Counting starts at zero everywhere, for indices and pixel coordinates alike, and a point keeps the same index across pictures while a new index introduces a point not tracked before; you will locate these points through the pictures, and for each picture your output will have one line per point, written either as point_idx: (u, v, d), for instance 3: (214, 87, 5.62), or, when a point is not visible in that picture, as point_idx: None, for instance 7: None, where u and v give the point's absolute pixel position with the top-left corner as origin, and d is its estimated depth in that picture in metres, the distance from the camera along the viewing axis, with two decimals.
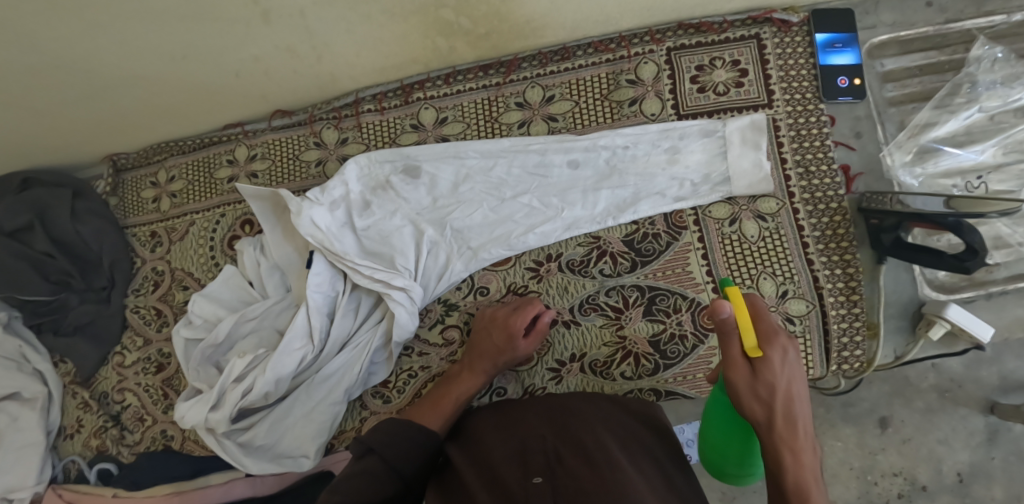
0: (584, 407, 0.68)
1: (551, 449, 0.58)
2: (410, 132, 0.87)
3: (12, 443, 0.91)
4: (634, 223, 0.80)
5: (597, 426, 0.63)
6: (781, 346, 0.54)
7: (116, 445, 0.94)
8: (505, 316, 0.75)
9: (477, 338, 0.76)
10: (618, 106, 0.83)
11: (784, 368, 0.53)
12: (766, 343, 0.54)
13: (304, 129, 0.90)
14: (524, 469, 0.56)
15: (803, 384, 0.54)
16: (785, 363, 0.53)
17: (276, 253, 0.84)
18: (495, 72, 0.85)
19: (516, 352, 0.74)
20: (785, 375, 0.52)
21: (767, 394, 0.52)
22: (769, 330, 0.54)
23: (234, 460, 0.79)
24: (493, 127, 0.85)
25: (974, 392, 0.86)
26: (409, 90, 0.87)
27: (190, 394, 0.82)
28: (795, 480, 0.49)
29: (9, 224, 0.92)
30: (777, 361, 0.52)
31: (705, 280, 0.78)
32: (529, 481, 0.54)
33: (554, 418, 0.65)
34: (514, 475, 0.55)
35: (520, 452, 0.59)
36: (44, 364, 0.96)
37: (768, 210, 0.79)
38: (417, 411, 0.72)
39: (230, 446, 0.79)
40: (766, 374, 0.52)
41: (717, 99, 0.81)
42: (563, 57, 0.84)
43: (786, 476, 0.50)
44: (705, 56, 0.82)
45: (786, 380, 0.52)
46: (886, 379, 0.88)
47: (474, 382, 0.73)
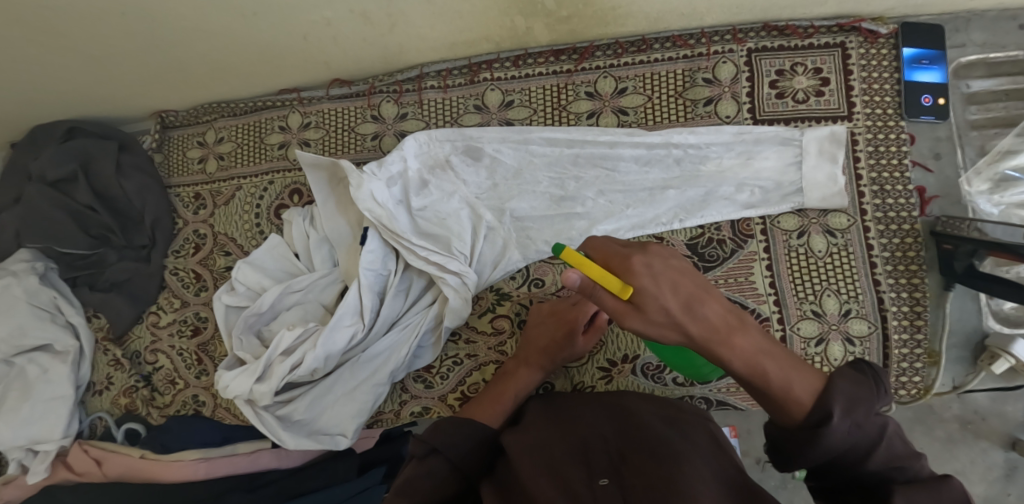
0: (641, 409, 0.66)
1: (613, 449, 0.57)
2: (473, 113, 0.84)
3: (40, 395, 0.91)
4: (699, 227, 0.78)
5: (658, 426, 0.61)
6: (642, 267, 0.44)
7: (146, 406, 0.93)
8: (565, 311, 0.74)
9: (533, 333, 0.75)
10: (692, 104, 0.80)
11: (661, 283, 0.44)
12: (627, 273, 0.44)
13: (362, 101, 0.88)
14: (588, 468, 0.54)
15: (681, 273, 0.45)
16: (657, 277, 0.44)
17: (328, 225, 0.82)
18: (567, 58, 0.82)
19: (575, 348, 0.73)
20: (664, 287, 0.43)
21: (666, 321, 0.43)
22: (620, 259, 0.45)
23: (271, 432, 0.77)
24: (561, 115, 0.82)
25: (997, 425, 0.85)
26: (476, 69, 0.84)
27: (231, 363, 0.81)
28: (745, 367, 0.43)
29: (53, 172, 0.91)
30: (648, 282, 0.43)
31: (767, 292, 0.76)
32: (595, 483, 0.52)
33: (613, 418, 0.64)
34: (579, 474, 0.53)
35: (581, 449, 0.57)
36: (77, 317, 0.95)
37: (838, 225, 0.77)
38: (472, 405, 0.70)
39: (269, 418, 0.77)
40: (650, 305, 0.43)
41: (796, 107, 0.79)
42: (640, 49, 0.81)
43: (742, 366, 0.43)
44: (787, 61, 0.80)
45: (668, 291, 0.43)
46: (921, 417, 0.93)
47: (533, 375, 0.72)
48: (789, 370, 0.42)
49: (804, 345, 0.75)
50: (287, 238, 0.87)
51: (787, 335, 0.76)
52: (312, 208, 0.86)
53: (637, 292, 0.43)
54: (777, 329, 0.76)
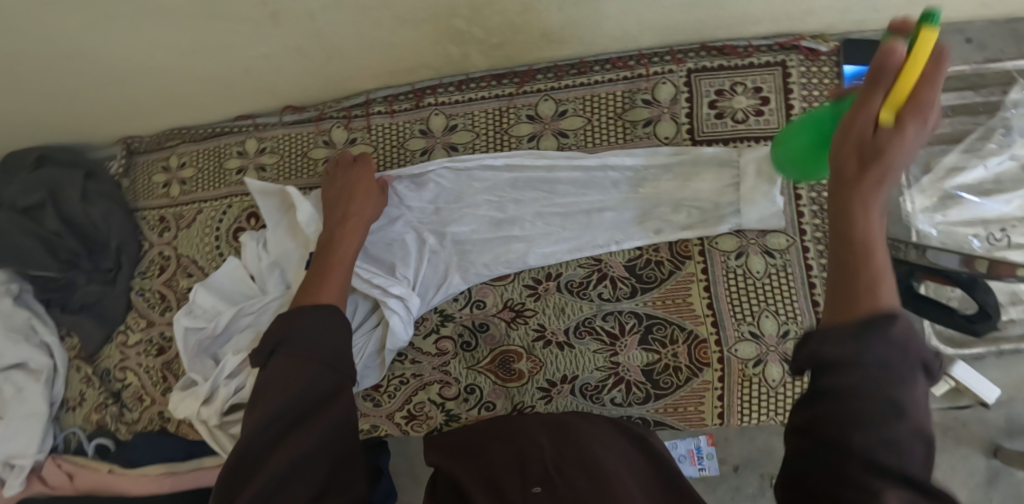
0: (589, 430, 0.67)
1: (550, 461, 0.58)
2: (418, 138, 0.85)
3: (16, 412, 0.96)
4: (637, 249, 0.79)
5: (605, 444, 0.63)
6: (928, 113, 0.37)
7: (115, 422, 0.97)
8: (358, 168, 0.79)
9: (337, 191, 0.78)
10: (631, 126, 0.81)
11: (911, 148, 0.37)
12: (913, 106, 0.37)
13: (313, 126, 0.89)
14: (524, 478, 0.55)
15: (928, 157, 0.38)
16: (922, 135, 0.37)
17: (277, 250, 0.84)
18: (508, 82, 0.83)
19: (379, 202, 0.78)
20: (916, 150, 0.37)
21: (875, 151, 0.38)
22: (930, 89, 0.37)
23: (224, 452, 0.80)
24: (504, 138, 0.83)
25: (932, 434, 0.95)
26: (421, 94, 0.85)
27: (188, 383, 0.84)
28: (864, 237, 0.38)
29: (23, 199, 0.95)
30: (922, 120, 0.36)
31: (705, 313, 0.77)
32: (528, 491, 0.53)
33: (554, 431, 0.66)
34: (514, 485, 0.55)
35: (520, 463, 0.59)
36: (51, 336, 0.99)
37: (777, 245, 0.77)
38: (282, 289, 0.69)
39: (222, 438, 0.80)
40: (892, 133, 0.37)
41: (735, 127, 0.79)
42: (579, 72, 0.82)
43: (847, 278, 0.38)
44: (726, 80, 0.79)
45: (916, 151, 0.37)
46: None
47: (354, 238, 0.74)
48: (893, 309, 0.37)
49: (742, 367, 0.76)
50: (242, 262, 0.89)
51: (725, 356, 0.76)
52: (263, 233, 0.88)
53: (904, 120, 0.37)
54: (715, 351, 0.76)
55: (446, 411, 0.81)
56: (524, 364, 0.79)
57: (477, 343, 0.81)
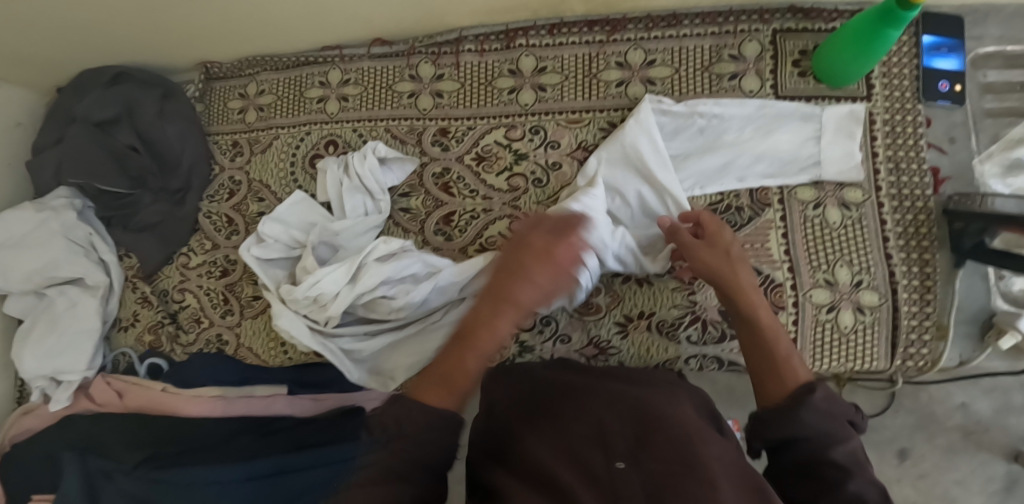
0: (655, 391, 0.61)
1: (629, 433, 0.52)
2: (507, 77, 0.87)
3: (72, 327, 0.97)
4: (719, 194, 0.81)
5: (680, 403, 0.57)
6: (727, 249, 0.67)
7: (171, 342, 0.97)
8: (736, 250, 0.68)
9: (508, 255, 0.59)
10: (718, 78, 0.83)
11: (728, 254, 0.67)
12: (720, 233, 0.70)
13: (402, 60, 0.91)
14: (606, 451, 0.50)
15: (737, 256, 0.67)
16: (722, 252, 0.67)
17: (373, 180, 0.85)
18: (599, 29, 0.86)
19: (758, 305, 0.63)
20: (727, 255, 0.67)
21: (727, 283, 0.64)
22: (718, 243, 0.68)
23: (339, 362, 0.80)
24: (592, 82, 0.85)
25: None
26: (513, 35, 0.88)
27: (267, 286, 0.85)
28: (751, 318, 0.61)
29: (98, 114, 0.96)
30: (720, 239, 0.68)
31: (781, 258, 0.79)
32: (612, 466, 0.48)
33: (617, 399, 0.58)
34: (597, 461, 0.49)
35: (597, 433, 0.53)
36: (109, 255, 0.99)
37: (853, 199, 0.80)
38: (465, 341, 0.56)
39: (336, 349, 0.80)
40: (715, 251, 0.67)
41: (817, 86, 0.82)
42: (670, 24, 0.85)
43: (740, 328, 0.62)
44: (810, 43, 0.83)
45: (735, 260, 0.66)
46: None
47: (508, 323, 0.56)
48: (793, 356, 0.57)
49: (816, 311, 0.78)
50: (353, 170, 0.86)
51: (800, 301, 0.78)
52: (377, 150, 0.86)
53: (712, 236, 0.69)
54: (790, 295, 0.79)
55: (520, 342, 0.81)
56: (602, 299, 0.80)
57: None
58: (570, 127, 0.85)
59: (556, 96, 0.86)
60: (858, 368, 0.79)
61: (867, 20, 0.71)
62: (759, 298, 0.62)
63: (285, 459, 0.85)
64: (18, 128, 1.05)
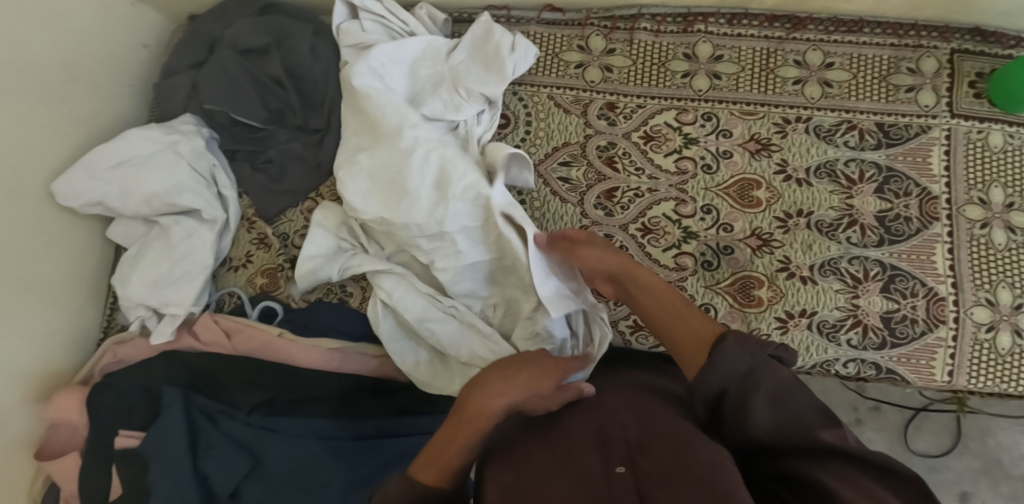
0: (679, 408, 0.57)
1: (633, 439, 0.51)
2: (681, 60, 0.87)
3: (184, 259, 0.92)
4: (889, 201, 0.81)
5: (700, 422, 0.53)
6: (597, 252, 0.71)
7: (289, 287, 0.93)
8: (590, 242, 0.72)
9: None
10: (895, 89, 0.84)
11: (609, 253, 0.71)
12: (588, 244, 0.72)
13: (575, 30, 0.90)
14: (604, 454, 0.50)
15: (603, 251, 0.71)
16: (603, 250, 0.71)
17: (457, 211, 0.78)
18: (780, 26, 0.86)
19: (611, 259, 0.70)
20: (608, 251, 0.71)
21: (606, 268, 0.70)
22: (584, 241, 0.73)
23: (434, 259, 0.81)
24: (769, 77, 0.85)
25: None
26: (693, 20, 0.88)
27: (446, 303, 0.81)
28: (647, 289, 0.65)
29: (248, 41, 0.95)
30: (595, 247, 0.71)
31: (946, 273, 0.79)
32: (609, 470, 0.48)
33: (635, 405, 0.58)
34: (594, 461, 0.49)
35: (598, 436, 0.53)
36: (230, 191, 0.95)
37: (1020, 223, 0.80)
38: (456, 421, 0.57)
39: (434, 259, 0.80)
40: (595, 252, 0.71)
41: (991, 109, 0.83)
42: (852, 29, 0.86)
43: (660, 335, 0.60)
44: (986, 65, 0.84)
45: (613, 258, 0.70)
46: (977, 453, 1.04)
47: (496, 408, 0.57)
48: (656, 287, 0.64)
49: (975, 330, 0.78)
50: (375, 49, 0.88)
51: (961, 317, 0.78)
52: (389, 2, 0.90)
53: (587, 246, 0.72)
54: (952, 310, 0.79)
55: None
56: (764, 292, 0.79)
57: (720, 264, 0.81)
58: (743, 118, 0.85)
59: (731, 86, 0.86)
60: (1009, 391, 0.79)
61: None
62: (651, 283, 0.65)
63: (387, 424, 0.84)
64: (144, 50, 1.05)
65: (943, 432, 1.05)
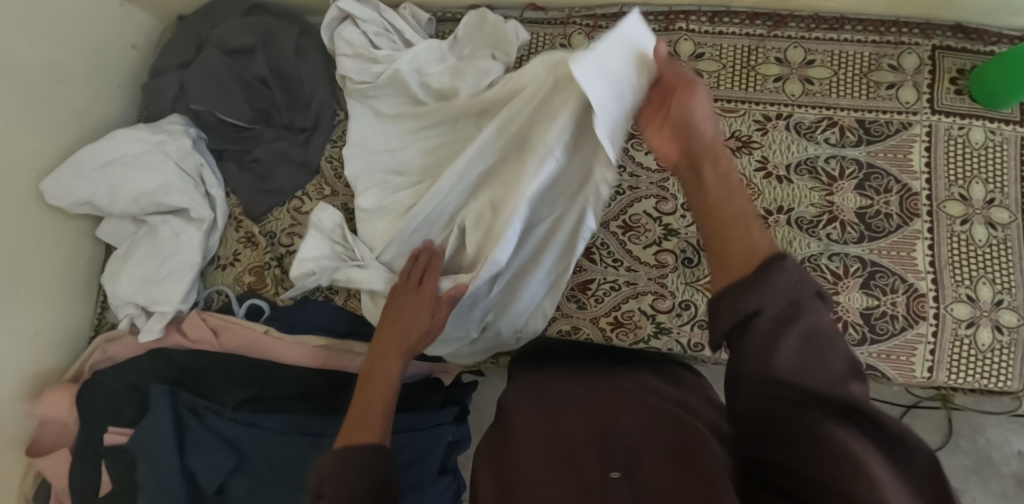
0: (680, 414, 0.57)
1: (631, 446, 0.51)
2: (663, 58, 0.87)
3: (172, 257, 0.93)
4: (869, 198, 0.81)
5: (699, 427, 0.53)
6: (689, 109, 0.55)
7: (275, 285, 0.93)
8: (689, 92, 0.55)
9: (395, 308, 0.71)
10: (876, 86, 0.84)
11: (698, 119, 0.54)
12: (687, 93, 0.55)
13: (557, 29, 0.91)
14: (603, 457, 0.50)
15: (699, 115, 0.54)
16: (696, 112, 0.54)
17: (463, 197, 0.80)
18: (761, 23, 0.87)
19: (695, 125, 0.54)
20: (703, 118, 0.54)
21: (680, 135, 0.55)
22: (684, 87, 0.56)
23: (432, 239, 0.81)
24: (750, 75, 0.86)
25: (1020, 467, 1.02)
26: (674, 18, 0.88)
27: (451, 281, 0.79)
28: (715, 178, 0.51)
29: (234, 42, 0.96)
30: (692, 103, 0.54)
31: (927, 269, 0.79)
32: (606, 474, 0.48)
33: (637, 408, 0.58)
34: (591, 464, 0.49)
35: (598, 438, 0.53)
36: (217, 190, 0.96)
37: (1000, 219, 0.80)
38: (368, 376, 0.66)
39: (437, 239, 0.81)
40: (687, 111, 0.55)
41: (972, 105, 0.83)
42: (833, 27, 0.86)
43: (705, 232, 0.49)
44: (968, 62, 0.84)
45: (702, 124, 0.54)
46: (968, 451, 1.04)
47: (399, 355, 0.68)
48: (726, 183, 0.51)
49: (955, 326, 0.78)
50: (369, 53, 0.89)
51: (941, 313, 0.79)
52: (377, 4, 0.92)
53: (691, 95, 0.55)
54: (932, 306, 0.79)
55: (657, 323, 0.80)
56: None
57: (700, 261, 0.81)
58: (725, 115, 0.85)
59: (713, 83, 0.86)
60: (990, 387, 0.79)
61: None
62: (727, 172, 0.51)
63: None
64: (133, 51, 1.06)
65: (931, 429, 1.05)
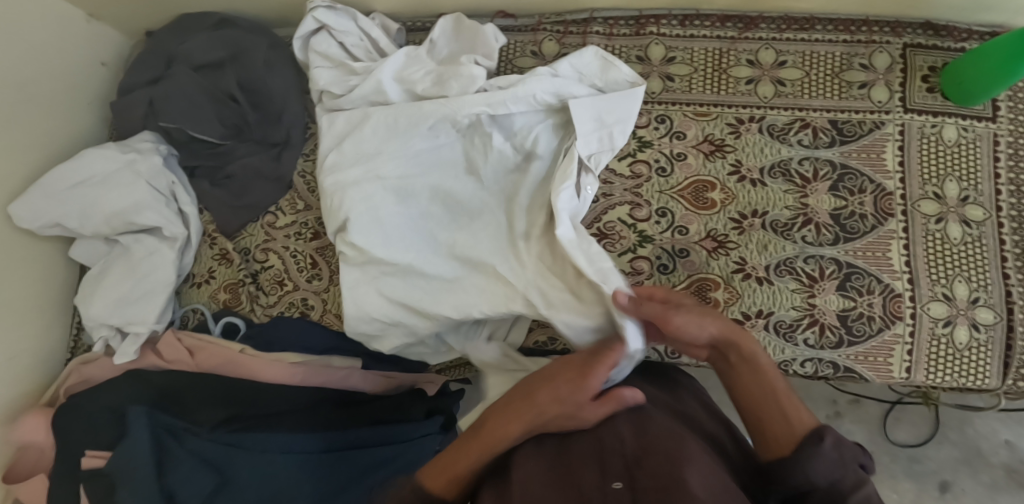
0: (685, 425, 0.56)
1: (633, 455, 0.49)
2: (634, 63, 0.87)
3: (146, 278, 0.92)
4: (843, 199, 0.81)
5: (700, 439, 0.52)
6: (679, 317, 0.61)
7: (250, 303, 0.93)
8: (678, 326, 0.61)
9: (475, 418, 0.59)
10: (848, 85, 0.84)
11: (697, 319, 0.61)
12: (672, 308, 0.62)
13: (527, 36, 0.89)
14: (603, 468, 0.48)
15: (695, 319, 0.61)
16: (691, 319, 0.61)
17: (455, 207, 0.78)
18: (732, 25, 0.86)
19: (704, 334, 0.61)
20: (702, 317, 0.61)
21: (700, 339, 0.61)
22: (670, 305, 0.63)
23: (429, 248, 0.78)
24: (722, 78, 0.85)
25: (1009, 457, 1.02)
26: (644, 22, 0.87)
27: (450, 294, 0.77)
28: (746, 365, 0.60)
29: (201, 56, 0.94)
30: (685, 315, 0.61)
31: (902, 269, 0.79)
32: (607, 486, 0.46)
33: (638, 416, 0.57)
34: (592, 476, 0.48)
35: (599, 450, 0.51)
36: (190, 207, 0.95)
37: (974, 217, 0.80)
38: (465, 442, 0.58)
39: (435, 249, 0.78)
40: (685, 326, 0.61)
41: (944, 103, 0.83)
42: (804, 27, 0.85)
43: (746, 420, 0.58)
44: (939, 59, 0.83)
45: (702, 329, 0.61)
46: (958, 442, 1.04)
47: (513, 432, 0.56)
48: (758, 373, 0.59)
49: (932, 325, 0.78)
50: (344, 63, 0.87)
51: (918, 312, 0.78)
52: (351, 9, 0.89)
53: (677, 313, 0.61)
54: (909, 306, 0.78)
55: None
56: (720, 294, 0.79)
57: (675, 267, 0.81)
58: (697, 119, 0.84)
59: (684, 87, 0.85)
60: (967, 385, 0.79)
61: (1004, 44, 0.73)
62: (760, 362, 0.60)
63: (356, 436, 0.84)
64: (102, 68, 1.04)
65: (917, 422, 1.05)
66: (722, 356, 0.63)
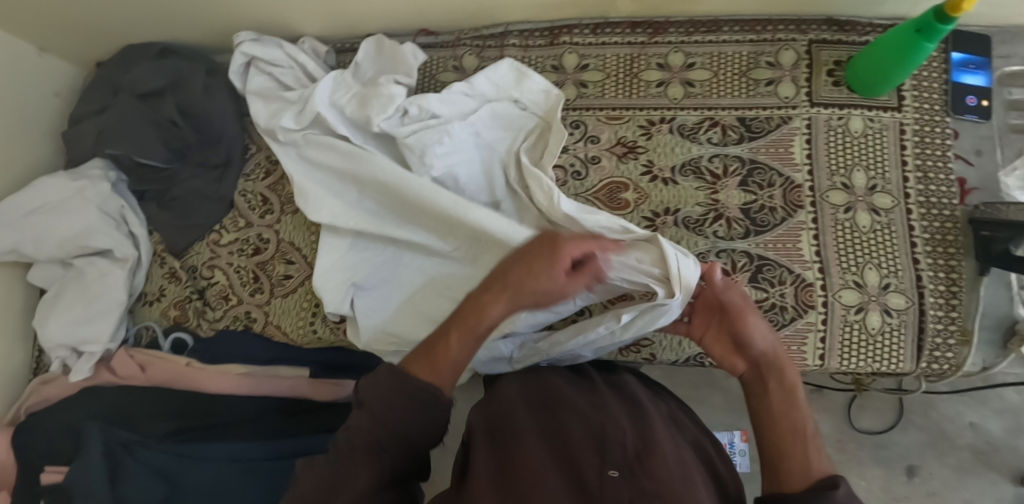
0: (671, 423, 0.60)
1: (631, 447, 0.53)
2: (549, 72, 0.90)
3: (98, 298, 0.96)
4: (752, 193, 0.83)
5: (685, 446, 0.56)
6: (752, 326, 0.67)
7: (197, 318, 0.97)
8: (746, 333, 0.67)
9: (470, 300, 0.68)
10: (754, 83, 0.86)
11: (762, 332, 0.67)
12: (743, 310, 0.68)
13: (447, 51, 0.94)
14: (603, 455, 0.51)
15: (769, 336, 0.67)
16: (760, 330, 0.67)
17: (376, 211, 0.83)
18: (642, 31, 0.89)
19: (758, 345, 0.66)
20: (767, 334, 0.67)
21: (757, 354, 0.67)
22: (738, 309, 0.68)
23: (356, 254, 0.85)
24: (633, 82, 0.88)
25: (974, 439, 1.00)
26: (557, 33, 0.91)
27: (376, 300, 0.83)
28: (781, 393, 0.64)
29: (144, 85, 0.99)
30: (754, 323, 0.67)
31: (813, 259, 0.81)
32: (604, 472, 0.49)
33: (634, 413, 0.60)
34: (591, 462, 0.51)
35: (598, 435, 0.55)
36: (140, 229, 1.00)
37: (883, 205, 0.82)
38: (457, 320, 0.66)
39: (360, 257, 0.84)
40: (752, 332, 0.67)
41: (850, 95, 0.85)
42: (710, 30, 0.88)
43: (760, 438, 0.61)
44: (843, 53, 0.86)
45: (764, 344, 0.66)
46: (923, 426, 1.02)
47: (491, 316, 0.66)
48: (788, 407, 0.62)
49: (844, 312, 0.80)
50: (273, 88, 0.92)
51: (829, 301, 0.80)
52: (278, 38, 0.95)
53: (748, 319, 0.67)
54: (820, 294, 0.80)
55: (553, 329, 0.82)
56: None
57: None
58: (610, 123, 0.87)
59: (597, 93, 0.89)
60: (883, 370, 0.80)
61: (894, 34, 0.74)
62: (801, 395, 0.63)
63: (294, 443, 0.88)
64: (56, 99, 1.10)
65: (877, 410, 1.04)
66: (758, 378, 0.66)
